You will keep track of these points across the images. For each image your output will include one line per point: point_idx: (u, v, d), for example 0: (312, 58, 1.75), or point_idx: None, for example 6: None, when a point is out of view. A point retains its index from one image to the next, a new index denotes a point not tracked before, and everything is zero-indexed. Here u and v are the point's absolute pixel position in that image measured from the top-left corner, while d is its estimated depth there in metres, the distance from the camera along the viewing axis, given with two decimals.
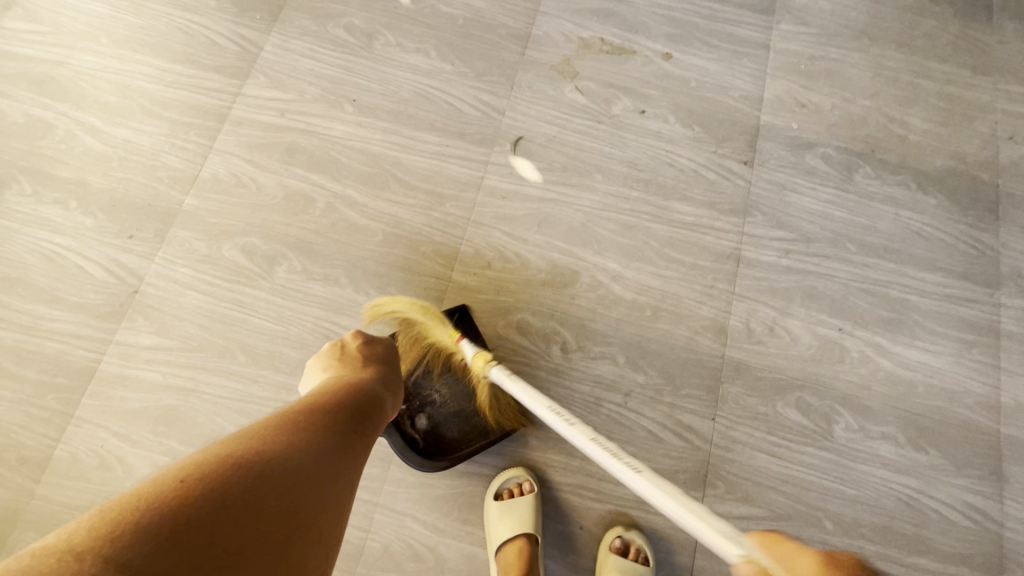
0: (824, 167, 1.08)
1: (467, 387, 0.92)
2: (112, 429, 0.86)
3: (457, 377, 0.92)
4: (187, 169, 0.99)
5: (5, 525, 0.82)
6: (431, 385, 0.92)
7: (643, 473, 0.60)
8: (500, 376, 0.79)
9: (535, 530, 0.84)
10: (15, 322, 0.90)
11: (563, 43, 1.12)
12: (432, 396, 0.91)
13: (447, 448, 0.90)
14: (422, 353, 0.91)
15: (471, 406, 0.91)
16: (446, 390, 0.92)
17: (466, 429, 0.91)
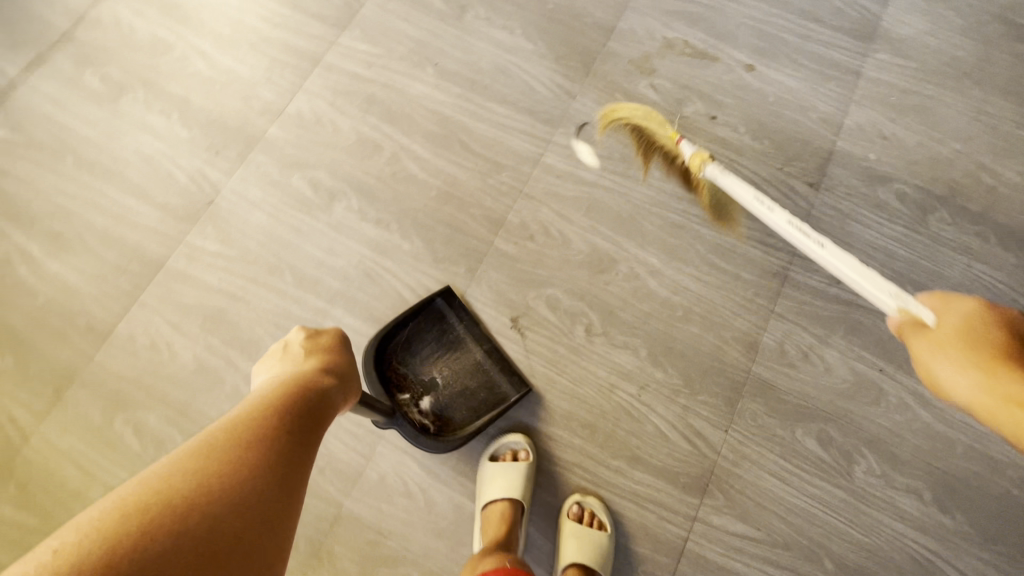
0: (896, 204, 1.03)
1: (466, 365, 0.95)
2: (167, 317, 0.95)
3: (453, 358, 0.96)
4: (277, 102, 1.08)
5: (63, 380, 0.91)
6: (429, 371, 0.95)
7: (824, 249, 0.81)
8: (715, 172, 0.94)
9: (522, 497, 0.86)
10: (106, 209, 1.01)
11: (646, 40, 1.13)
12: (433, 379, 0.95)
13: (458, 426, 0.92)
14: (418, 341, 0.96)
15: (473, 383, 0.94)
16: (446, 371, 0.95)
17: (472, 406, 0.93)
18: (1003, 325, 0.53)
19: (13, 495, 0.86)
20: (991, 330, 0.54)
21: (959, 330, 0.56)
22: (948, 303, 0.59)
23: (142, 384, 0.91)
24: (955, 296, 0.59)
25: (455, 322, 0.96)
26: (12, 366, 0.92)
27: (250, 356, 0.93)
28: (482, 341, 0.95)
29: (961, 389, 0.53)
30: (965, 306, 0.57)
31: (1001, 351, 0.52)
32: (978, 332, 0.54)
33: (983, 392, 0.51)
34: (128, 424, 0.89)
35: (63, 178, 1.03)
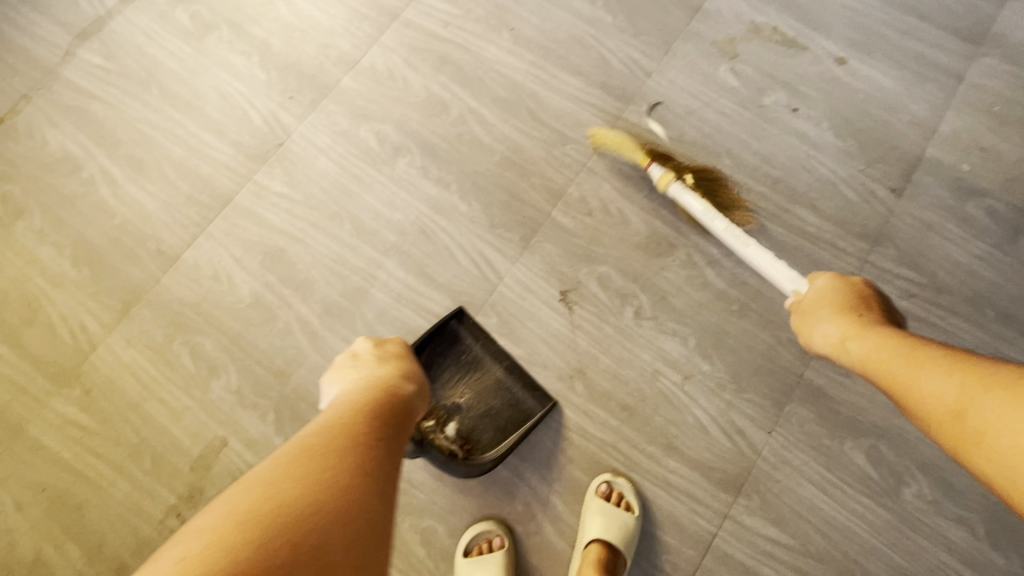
0: (986, 221, 0.96)
1: (488, 384, 0.92)
2: (231, 250, 0.98)
3: (473, 378, 0.93)
4: (352, 53, 1.09)
5: (131, 298, 0.96)
6: (450, 394, 0.92)
7: (750, 249, 0.85)
8: (678, 192, 0.92)
9: None
10: (184, 141, 1.05)
11: (733, 23, 1.08)
12: (456, 402, 0.92)
13: (488, 448, 0.89)
14: (435, 365, 0.93)
15: (496, 402, 0.92)
16: (467, 392, 0.92)
17: (498, 424, 0.91)
18: (852, 290, 0.69)
19: (78, 397, 0.92)
20: (839, 291, 0.69)
21: (822, 295, 0.70)
22: (816, 280, 0.73)
23: (202, 311, 0.95)
24: (819, 272, 0.74)
25: (472, 343, 0.94)
26: (88, 279, 0.97)
27: (304, 297, 0.95)
28: (501, 361, 0.93)
29: (827, 341, 0.66)
30: (826, 278, 0.72)
31: (850, 307, 0.66)
32: (835, 296, 0.69)
33: (837, 331, 0.65)
34: (186, 346, 0.93)
35: (147, 107, 1.07)
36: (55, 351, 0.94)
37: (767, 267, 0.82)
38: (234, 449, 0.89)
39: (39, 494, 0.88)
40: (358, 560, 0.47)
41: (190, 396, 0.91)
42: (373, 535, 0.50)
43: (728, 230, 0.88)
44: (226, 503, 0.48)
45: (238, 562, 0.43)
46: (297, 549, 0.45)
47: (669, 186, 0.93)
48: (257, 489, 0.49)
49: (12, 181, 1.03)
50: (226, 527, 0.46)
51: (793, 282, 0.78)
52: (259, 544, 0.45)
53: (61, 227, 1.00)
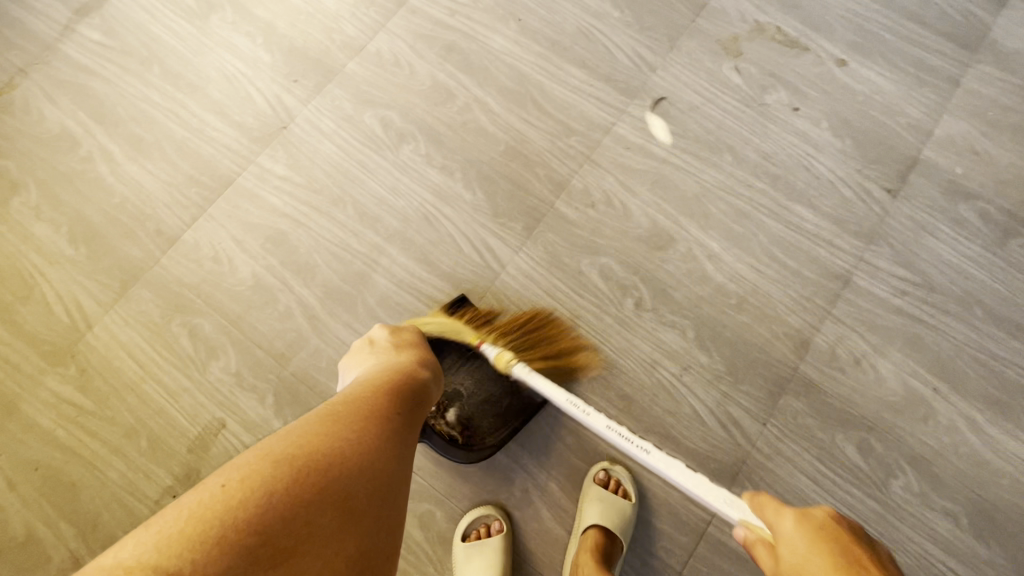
0: (977, 223, 0.98)
1: (489, 370, 0.88)
2: (231, 232, 0.98)
3: (475, 365, 0.89)
4: (358, 39, 1.08)
5: (129, 278, 0.95)
6: (451, 380, 0.89)
7: (653, 454, 0.73)
8: (524, 374, 0.82)
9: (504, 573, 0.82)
10: (186, 121, 1.04)
11: (737, 21, 1.09)
12: (456, 389, 0.88)
13: (488, 435, 0.87)
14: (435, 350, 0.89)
15: (498, 389, 0.88)
16: (467, 378, 0.89)
17: (500, 411, 0.88)
18: (827, 532, 0.54)
19: (73, 376, 0.91)
20: (814, 535, 0.53)
21: (792, 538, 0.55)
22: (779, 516, 0.58)
23: (201, 293, 0.94)
24: (779, 509, 0.58)
25: (473, 327, 0.89)
26: (85, 257, 0.96)
27: (305, 280, 0.95)
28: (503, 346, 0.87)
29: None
30: (789, 514, 0.57)
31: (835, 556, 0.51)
32: (806, 542, 0.53)
33: None
34: (184, 327, 0.93)
35: (148, 86, 1.05)
36: (51, 329, 0.93)
37: (700, 490, 0.69)
38: (232, 431, 0.89)
39: (31, 472, 0.87)
40: (374, 511, 0.54)
41: (188, 378, 0.91)
42: (389, 493, 0.56)
43: (612, 427, 0.77)
44: (263, 448, 0.55)
45: (275, 497, 0.50)
46: (325, 493, 0.52)
47: (511, 368, 0.82)
48: (294, 442, 0.56)
49: (8, 156, 1.02)
50: (264, 466, 0.53)
51: (739, 509, 0.64)
52: (293, 486, 0.51)
53: (57, 204, 0.99)
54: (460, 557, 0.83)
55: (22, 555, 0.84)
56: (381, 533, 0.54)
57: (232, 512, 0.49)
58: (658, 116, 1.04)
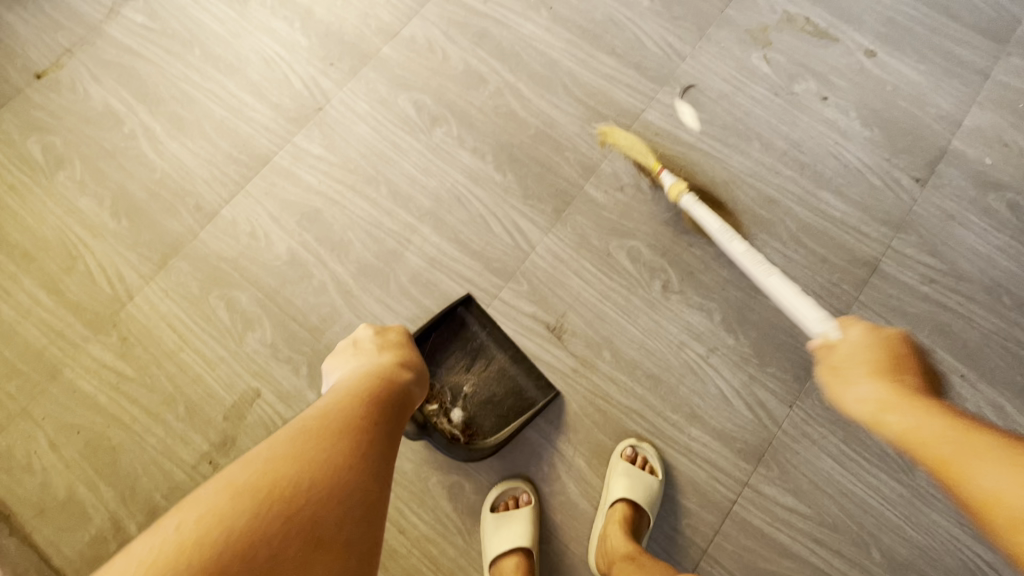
0: (1006, 213, 0.98)
1: (492, 372, 0.93)
2: (267, 209, 1.00)
3: (478, 367, 0.94)
4: (393, 24, 1.10)
5: (169, 250, 0.98)
6: (454, 381, 0.93)
7: (772, 276, 0.82)
8: (689, 204, 0.93)
9: (532, 544, 0.84)
10: (225, 101, 1.07)
11: (766, 12, 1.10)
12: (458, 389, 0.93)
13: (486, 436, 0.91)
14: (441, 352, 0.94)
15: (500, 389, 0.93)
16: (471, 379, 0.93)
17: (501, 411, 0.92)
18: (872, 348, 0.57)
19: (114, 344, 0.94)
20: (875, 347, 0.57)
21: (859, 344, 0.59)
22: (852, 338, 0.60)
23: (238, 266, 0.97)
24: (856, 323, 0.61)
25: (477, 331, 0.95)
26: (127, 230, 0.99)
27: (339, 257, 0.97)
28: (505, 350, 0.94)
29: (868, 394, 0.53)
30: (862, 328, 0.60)
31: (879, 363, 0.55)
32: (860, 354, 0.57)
33: (872, 392, 0.53)
34: (221, 299, 0.95)
35: (188, 67, 1.08)
36: (93, 298, 0.96)
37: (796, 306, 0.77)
38: (267, 401, 0.91)
39: (73, 436, 0.90)
40: (345, 533, 0.52)
41: (226, 348, 0.93)
42: (361, 512, 0.54)
43: (749, 255, 0.86)
44: (228, 478, 0.53)
45: (236, 532, 0.48)
46: (290, 522, 0.50)
47: (681, 198, 0.93)
48: (258, 467, 0.54)
49: (54, 132, 1.05)
50: (225, 501, 0.51)
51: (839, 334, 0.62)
52: (253, 517, 0.49)
53: (101, 178, 1.02)
54: (489, 528, 0.85)
55: (64, 514, 0.87)
56: (354, 554, 0.52)
57: (189, 552, 0.47)
58: (687, 104, 1.06)
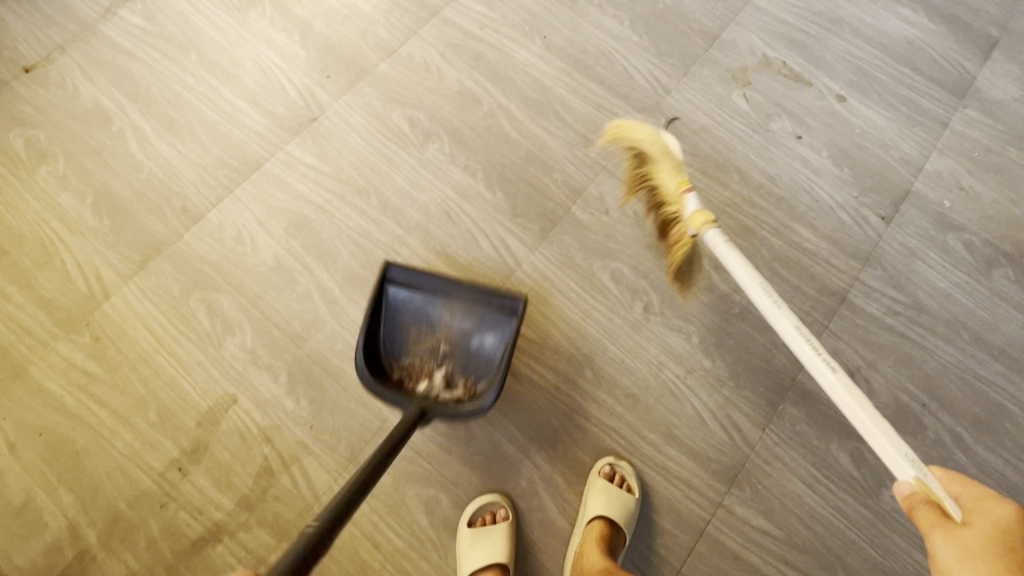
0: (963, 252, 1.05)
1: (458, 317, 0.85)
2: (256, 215, 1.00)
3: (441, 320, 0.85)
4: (391, 42, 1.13)
5: (152, 251, 0.97)
6: (427, 345, 0.85)
7: (838, 375, 0.69)
8: (715, 240, 0.85)
9: (508, 561, 0.83)
10: (218, 106, 1.07)
11: (746, 54, 1.17)
12: (436, 350, 0.85)
13: (487, 374, 0.83)
14: (400, 327, 0.85)
15: (473, 330, 0.84)
16: (443, 336, 0.85)
17: (487, 349, 0.84)
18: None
19: (86, 344, 0.91)
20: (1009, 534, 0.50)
21: (994, 522, 0.51)
22: (982, 500, 0.54)
23: (222, 270, 0.96)
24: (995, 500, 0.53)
25: (420, 290, 0.84)
26: (108, 228, 0.98)
27: (326, 265, 0.97)
28: (457, 292, 0.84)
29: (946, 552, 0.51)
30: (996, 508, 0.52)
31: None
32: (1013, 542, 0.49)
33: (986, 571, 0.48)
34: (202, 303, 0.94)
35: (183, 71, 1.09)
36: (67, 296, 0.93)
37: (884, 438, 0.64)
38: (243, 408, 0.89)
39: (34, 438, 0.86)
40: None
41: (203, 352, 0.92)
42: None
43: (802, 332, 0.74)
44: None
45: None
46: None
47: (707, 231, 0.86)
48: None
49: (39, 127, 1.03)
50: None
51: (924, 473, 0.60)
52: None
53: (85, 175, 1.01)
54: (465, 543, 0.84)
55: (19, 521, 0.83)
56: None
57: None
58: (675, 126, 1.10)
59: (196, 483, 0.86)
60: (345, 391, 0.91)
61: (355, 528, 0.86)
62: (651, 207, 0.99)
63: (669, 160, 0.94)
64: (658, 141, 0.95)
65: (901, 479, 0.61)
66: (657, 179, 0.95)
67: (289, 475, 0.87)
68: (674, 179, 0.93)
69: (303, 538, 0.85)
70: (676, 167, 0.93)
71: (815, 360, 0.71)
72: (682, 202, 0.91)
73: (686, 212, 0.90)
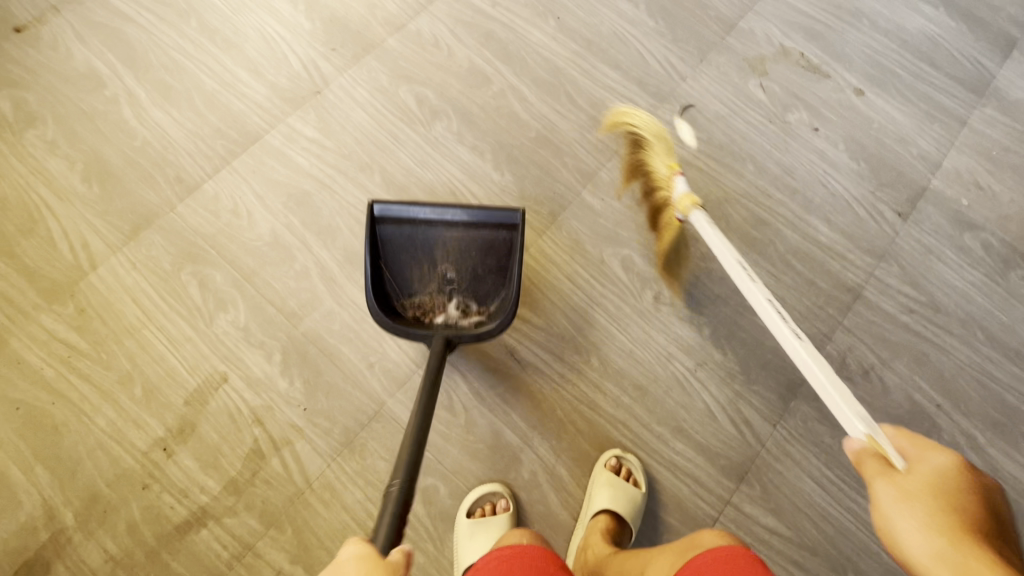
0: (980, 252, 1.02)
1: (458, 241, 0.84)
2: (253, 188, 0.96)
3: (442, 248, 0.84)
4: (400, 17, 1.09)
5: (142, 221, 0.92)
6: (433, 276, 0.84)
7: (804, 344, 0.68)
8: (700, 219, 0.85)
9: None
10: (218, 75, 1.03)
11: (764, 43, 1.14)
12: (443, 279, 0.84)
13: (499, 292, 0.84)
14: (402, 264, 0.83)
15: (474, 252, 0.84)
16: (446, 265, 0.84)
17: (493, 267, 0.84)
18: (980, 496, 0.46)
19: (70, 315, 0.87)
20: (955, 488, 0.46)
21: (938, 472, 0.48)
22: (926, 450, 0.50)
23: (216, 243, 0.92)
24: (940, 452, 0.50)
25: (415, 221, 0.83)
26: (97, 196, 0.93)
27: (325, 242, 0.93)
28: (452, 216, 0.83)
29: (890, 502, 0.47)
30: (942, 459, 0.49)
31: (965, 519, 0.43)
32: (949, 486, 0.47)
33: (932, 530, 0.43)
34: (194, 276, 0.90)
35: (182, 37, 1.05)
36: (51, 264, 0.89)
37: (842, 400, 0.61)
38: (234, 387, 0.85)
39: (11, 412, 0.82)
40: None
41: (193, 327, 0.87)
42: None
43: (773, 304, 0.74)
44: None
45: None
46: None
47: (691, 211, 0.86)
48: None
49: (28, 89, 0.99)
50: None
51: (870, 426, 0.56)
52: None
53: (75, 140, 0.96)
54: (464, 534, 0.81)
55: None
56: None
57: None
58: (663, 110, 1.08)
59: (181, 464, 0.82)
60: (341, 372, 0.87)
61: (347, 516, 0.81)
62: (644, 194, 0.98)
63: (662, 144, 0.96)
64: (652, 126, 0.97)
65: (853, 436, 0.57)
66: (649, 165, 0.96)
67: (280, 458, 0.83)
68: (665, 163, 0.94)
69: (293, 524, 0.80)
70: (666, 152, 0.95)
71: (782, 330, 0.70)
72: (673, 184, 0.91)
73: (674, 195, 0.90)
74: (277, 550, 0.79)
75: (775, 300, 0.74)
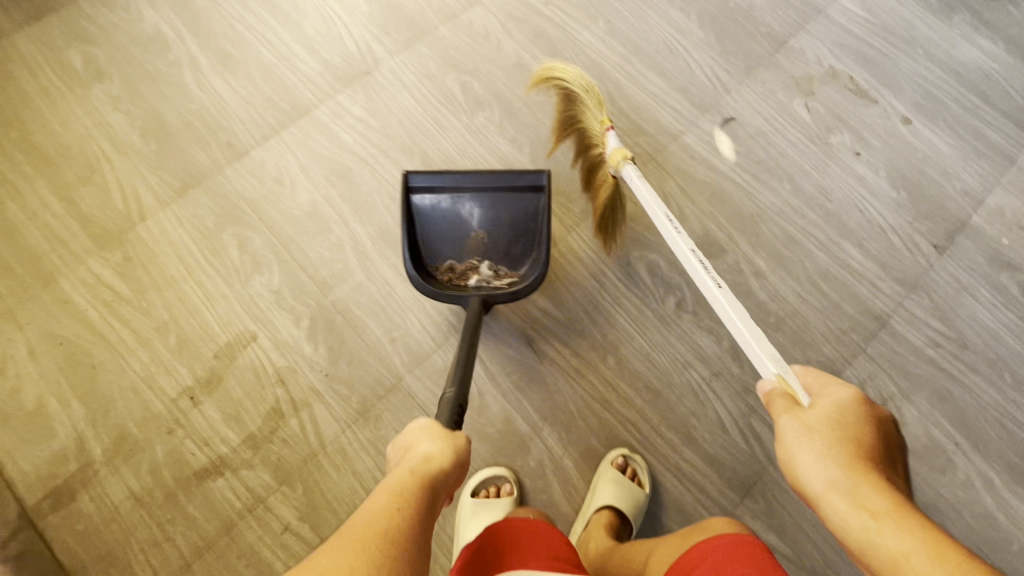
0: (1017, 293, 1.00)
1: (487, 207, 0.86)
2: (298, 159, 0.99)
3: (472, 216, 0.86)
4: (454, 7, 1.12)
5: (192, 180, 0.97)
6: (465, 243, 0.86)
7: (722, 290, 0.73)
8: (631, 173, 0.86)
9: None
10: (275, 48, 1.07)
11: (813, 63, 1.14)
12: (475, 245, 0.86)
13: (529, 256, 0.86)
14: (434, 234, 0.85)
15: (502, 218, 0.86)
16: (475, 232, 0.86)
17: (522, 230, 0.86)
18: (872, 424, 0.55)
19: (116, 262, 0.91)
20: (855, 419, 0.55)
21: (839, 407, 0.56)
22: (828, 385, 0.59)
23: (258, 209, 0.96)
24: (840, 388, 0.58)
25: (444, 191, 0.85)
26: (152, 152, 0.98)
27: (361, 218, 0.96)
28: (481, 184, 0.85)
29: (791, 432, 0.56)
30: (844, 395, 0.57)
31: (859, 448, 0.52)
32: (846, 417, 0.55)
33: (831, 462, 0.51)
34: (234, 238, 0.94)
35: (245, 9, 1.09)
36: (103, 212, 0.94)
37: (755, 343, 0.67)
38: (262, 346, 0.89)
39: (53, 346, 0.87)
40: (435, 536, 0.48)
41: (229, 286, 0.91)
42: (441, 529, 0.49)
43: (696, 254, 0.77)
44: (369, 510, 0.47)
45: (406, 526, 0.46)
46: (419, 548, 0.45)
47: (622, 167, 0.87)
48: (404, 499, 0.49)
49: (99, 46, 1.04)
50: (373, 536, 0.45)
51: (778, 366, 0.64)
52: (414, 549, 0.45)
53: (137, 98, 1.01)
54: (466, 513, 0.83)
55: (30, 425, 0.83)
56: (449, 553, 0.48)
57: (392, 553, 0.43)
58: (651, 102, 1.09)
59: (205, 414, 0.85)
60: (365, 343, 0.90)
61: (356, 481, 0.84)
62: (580, 153, 0.98)
63: (593, 99, 0.95)
64: (581, 79, 0.96)
65: (765, 376, 0.65)
66: (583, 122, 0.97)
67: (298, 419, 0.86)
68: (597, 119, 0.95)
69: (303, 484, 0.83)
70: (597, 106, 0.95)
71: (703, 280, 0.75)
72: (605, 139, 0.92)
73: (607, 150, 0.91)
74: (287, 506, 0.82)
75: (699, 250, 0.77)
